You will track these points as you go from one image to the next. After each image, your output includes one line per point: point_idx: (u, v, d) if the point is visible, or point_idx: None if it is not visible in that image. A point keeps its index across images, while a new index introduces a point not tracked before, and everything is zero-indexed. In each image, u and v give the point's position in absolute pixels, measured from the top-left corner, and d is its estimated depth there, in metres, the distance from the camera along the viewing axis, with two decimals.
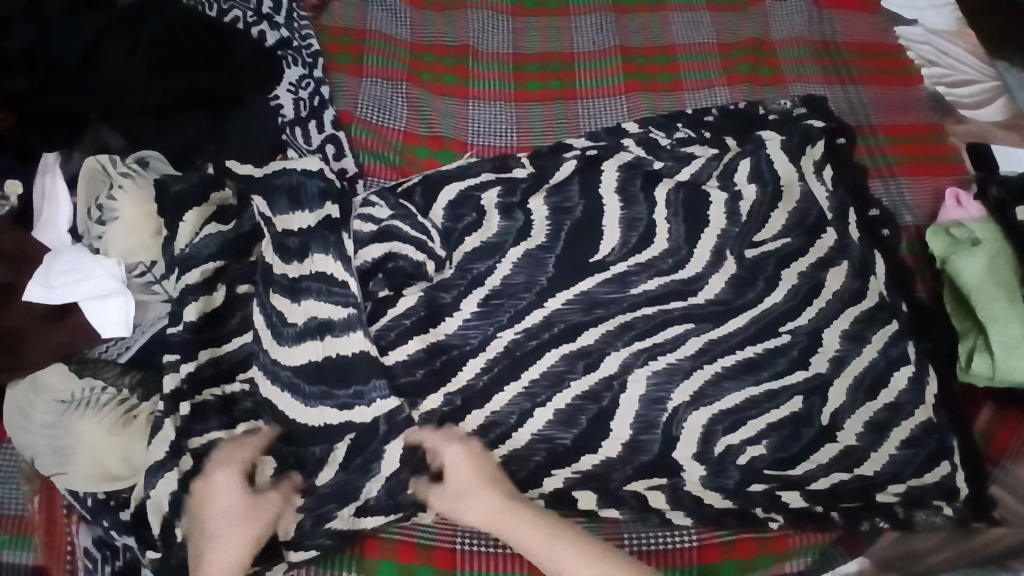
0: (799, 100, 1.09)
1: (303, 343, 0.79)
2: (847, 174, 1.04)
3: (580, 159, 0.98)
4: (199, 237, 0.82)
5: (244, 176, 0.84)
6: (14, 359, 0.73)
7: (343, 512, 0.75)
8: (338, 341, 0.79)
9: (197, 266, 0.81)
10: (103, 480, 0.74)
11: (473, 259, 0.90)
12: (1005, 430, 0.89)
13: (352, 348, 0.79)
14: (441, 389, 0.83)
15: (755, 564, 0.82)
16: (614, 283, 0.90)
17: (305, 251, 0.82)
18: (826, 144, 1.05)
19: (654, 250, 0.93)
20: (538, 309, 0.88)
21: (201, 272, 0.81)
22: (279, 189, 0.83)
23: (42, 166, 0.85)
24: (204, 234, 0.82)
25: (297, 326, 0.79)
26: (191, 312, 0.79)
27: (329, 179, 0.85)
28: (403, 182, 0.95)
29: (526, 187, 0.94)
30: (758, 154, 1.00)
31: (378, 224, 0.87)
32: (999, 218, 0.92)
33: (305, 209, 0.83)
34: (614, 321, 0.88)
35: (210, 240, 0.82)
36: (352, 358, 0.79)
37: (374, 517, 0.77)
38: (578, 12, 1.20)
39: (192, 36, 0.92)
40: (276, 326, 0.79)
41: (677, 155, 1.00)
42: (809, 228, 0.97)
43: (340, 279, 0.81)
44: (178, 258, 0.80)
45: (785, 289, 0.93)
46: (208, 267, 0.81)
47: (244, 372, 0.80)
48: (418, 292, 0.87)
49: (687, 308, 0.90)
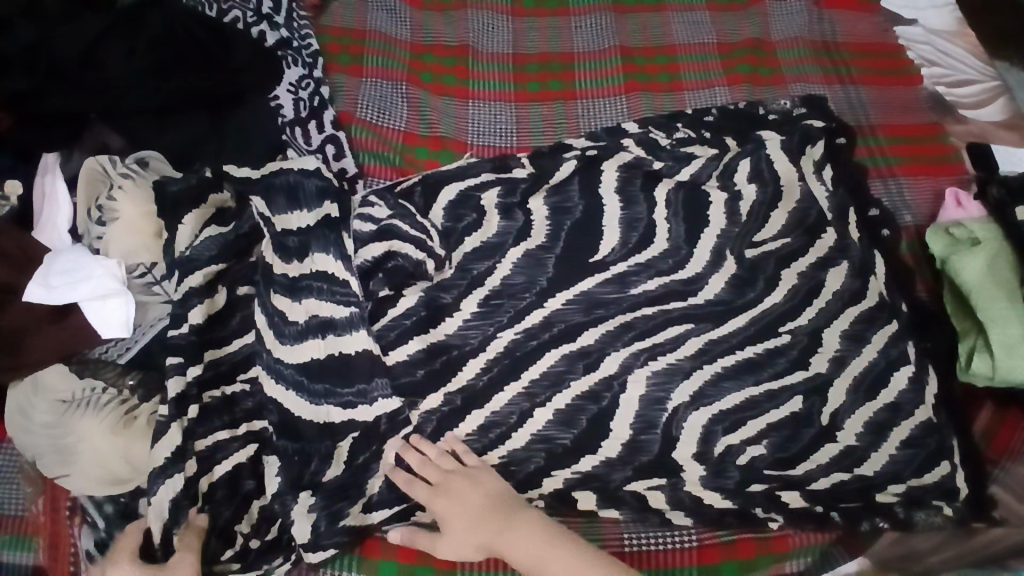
0: (799, 100, 1.09)
1: (304, 342, 0.80)
2: (846, 173, 1.04)
3: (580, 159, 0.97)
4: (199, 240, 0.82)
5: (243, 179, 0.83)
6: (14, 360, 0.73)
7: (354, 508, 0.79)
8: (339, 340, 0.80)
9: (199, 268, 0.80)
10: (108, 482, 0.75)
11: (474, 259, 0.90)
12: (1005, 430, 0.88)
13: (354, 347, 0.80)
14: (441, 389, 0.83)
15: (756, 564, 0.83)
16: (614, 283, 0.90)
17: (305, 251, 0.82)
18: (826, 143, 1.05)
19: (655, 250, 0.93)
20: (538, 309, 0.88)
21: (203, 275, 0.81)
22: (278, 189, 0.83)
23: (42, 166, 0.85)
24: (205, 236, 0.82)
25: (298, 325, 0.80)
26: (195, 316, 0.79)
27: (327, 178, 0.85)
28: (403, 182, 0.94)
29: (525, 187, 0.94)
30: (759, 154, 1.00)
31: (377, 223, 0.87)
32: (999, 218, 0.91)
33: (305, 209, 0.83)
34: (612, 322, 0.88)
35: (211, 242, 0.82)
36: (353, 356, 0.80)
37: (380, 512, 0.80)
38: (578, 11, 1.20)
39: (191, 35, 0.92)
40: (278, 326, 0.79)
41: (677, 155, 1.00)
42: (810, 228, 0.97)
43: (340, 278, 0.82)
44: (178, 260, 0.80)
45: (785, 289, 0.93)
46: (209, 269, 0.81)
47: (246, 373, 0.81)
48: (418, 292, 0.87)
49: (687, 308, 0.90)
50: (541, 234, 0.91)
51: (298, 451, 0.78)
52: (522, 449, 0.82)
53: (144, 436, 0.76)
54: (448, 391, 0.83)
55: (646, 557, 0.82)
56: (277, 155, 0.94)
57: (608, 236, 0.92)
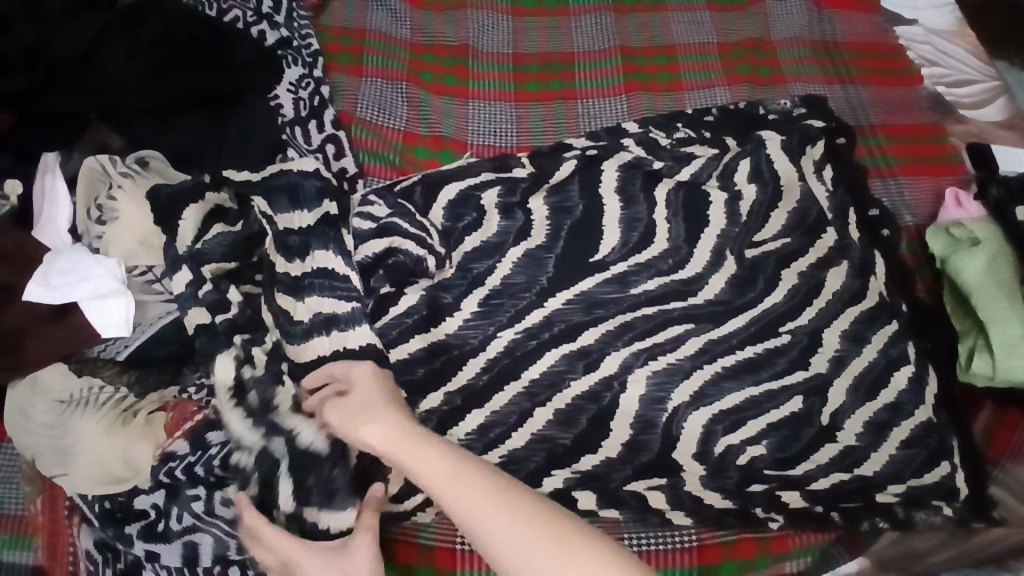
0: (799, 100, 1.10)
1: (311, 340, 0.80)
2: (847, 173, 1.04)
3: (580, 157, 0.98)
4: (207, 236, 0.82)
5: (240, 182, 0.83)
6: (13, 360, 0.73)
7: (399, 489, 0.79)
8: (344, 335, 0.80)
9: (211, 263, 0.81)
10: (104, 481, 0.75)
11: (474, 258, 0.90)
12: (1006, 429, 0.89)
13: (359, 341, 0.80)
14: (441, 388, 0.83)
15: (755, 564, 0.83)
16: (614, 283, 0.90)
17: (305, 250, 0.82)
18: (826, 144, 1.05)
19: (655, 249, 0.93)
20: (538, 309, 0.88)
21: (215, 268, 0.81)
22: (279, 189, 0.83)
23: (42, 165, 0.84)
24: (213, 234, 0.82)
25: (303, 324, 0.80)
26: (232, 297, 0.81)
27: (326, 178, 0.85)
28: (402, 182, 0.94)
29: (525, 186, 0.94)
30: (759, 152, 1.00)
31: (376, 221, 0.87)
32: (999, 218, 0.91)
33: (304, 209, 0.83)
34: (609, 325, 0.87)
35: (222, 240, 0.83)
36: (359, 350, 0.80)
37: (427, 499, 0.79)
38: (578, 12, 1.20)
39: (190, 34, 0.92)
40: (284, 325, 0.80)
41: (677, 155, 1.00)
42: (809, 228, 0.97)
43: (341, 274, 0.82)
44: (185, 256, 0.80)
45: (785, 288, 0.93)
46: (223, 263, 0.82)
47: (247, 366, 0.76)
48: (419, 291, 0.87)
49: (687, 308, 0.90)
50: (541, 233, 0.91)
51: None
52: (522, 449, 0.82)
53: (143, 436, 0.76)
54: (448, 391, 0.83)
55: (646, 556, 0.81)
56: (276, 155, 0.94)
57: (608, 236, 0.92)
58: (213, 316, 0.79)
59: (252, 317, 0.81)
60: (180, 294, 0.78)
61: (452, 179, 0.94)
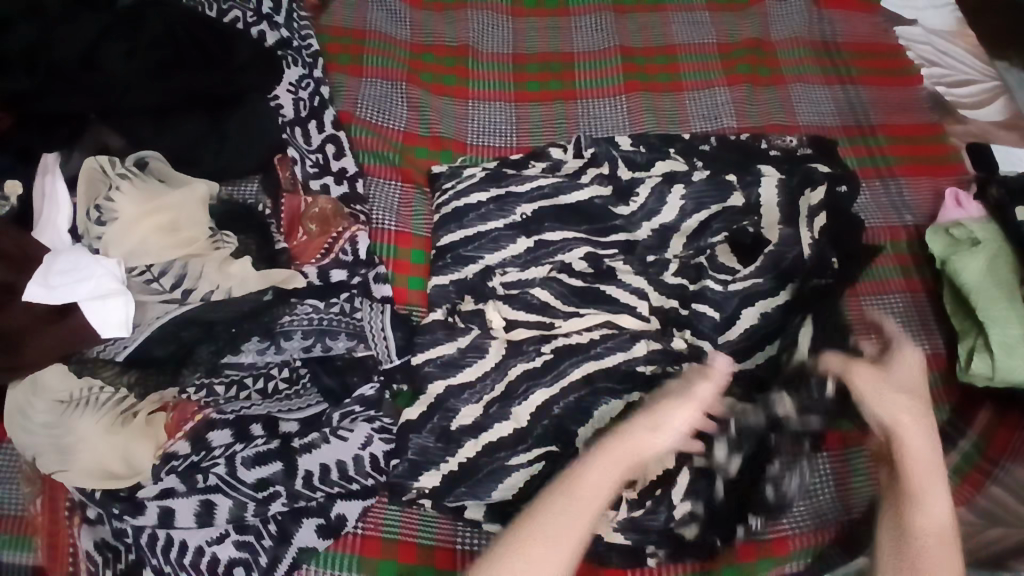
0: (806, 140, 1.06)
1: (334, 348, 0.85)
2: (840, 223, 0.97)
3: (554, 174, 1.01)
4: (218, 232, 0.87)
5: (251, 215, 0.92)
6: (14, 359, 0.73)
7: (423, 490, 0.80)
8: (382, 326, 0.88)
9: (212, 245, 0.84)
10: (101, 478, 0.75)
11: (441, 266, 0.94)
12: (1005, 430, 0.86)
13: (382, 326, 0.88)
14: (444, 380, 0.86)
15: (756, 568, 0.79)
16: (565, 288, 0.92)
17: (373, 264, 0.93)
18: (827, 189, 0.99)
19: (620, 259, 0.95)
20: (501, 342, 0.88)
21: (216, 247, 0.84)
22: (311, 218, 0.94)
23: (42, 166, 0.83)
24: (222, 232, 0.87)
25: (342, 322, 0.86)
26: (235, 270, 0.83)
27: (344, 204, 0.96)
28: (405, 194, 1.01)
29: (491, 211, 0.96)
30: (752, 190, 0.97)
31: (354, 255, 0.92)
32: (999, 218, 0.92)
33: (332, 233, 0.93)
34: (548, 352, 0.87)
35: (229, 237, 0.87)
36: (370, 355, 0.86)
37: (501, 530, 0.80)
38: (578, 12, 1.20)
39: (192, 37, 0.95)
40: (323, 317, 0.86)
41: (654, 189, 0.98)
42: (785, 271, 0.92)
43: (379, 295, 0.91)
44: (189, 241, 0.82)
45: (745, 328, 0.89)
46: (224, 248, 0.85)
47: (257, 342, 0.83)
48: (433, 284, 0.93)
49: (650, 344, 0.88)
50: (507, 243, 0.94)
51: (338, 384, 0.84)
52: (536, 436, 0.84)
53: (142, 435, 0.76)
54: (450, 384, 0.86)
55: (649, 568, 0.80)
56: (274, 156, 0.97)
57: (567, 253, 0.94)
58: (212, 292, 0.82)
59: (252, 296, 0.83)
60: (184, 275, 0.81)
61: (444, 200, 0.98)
